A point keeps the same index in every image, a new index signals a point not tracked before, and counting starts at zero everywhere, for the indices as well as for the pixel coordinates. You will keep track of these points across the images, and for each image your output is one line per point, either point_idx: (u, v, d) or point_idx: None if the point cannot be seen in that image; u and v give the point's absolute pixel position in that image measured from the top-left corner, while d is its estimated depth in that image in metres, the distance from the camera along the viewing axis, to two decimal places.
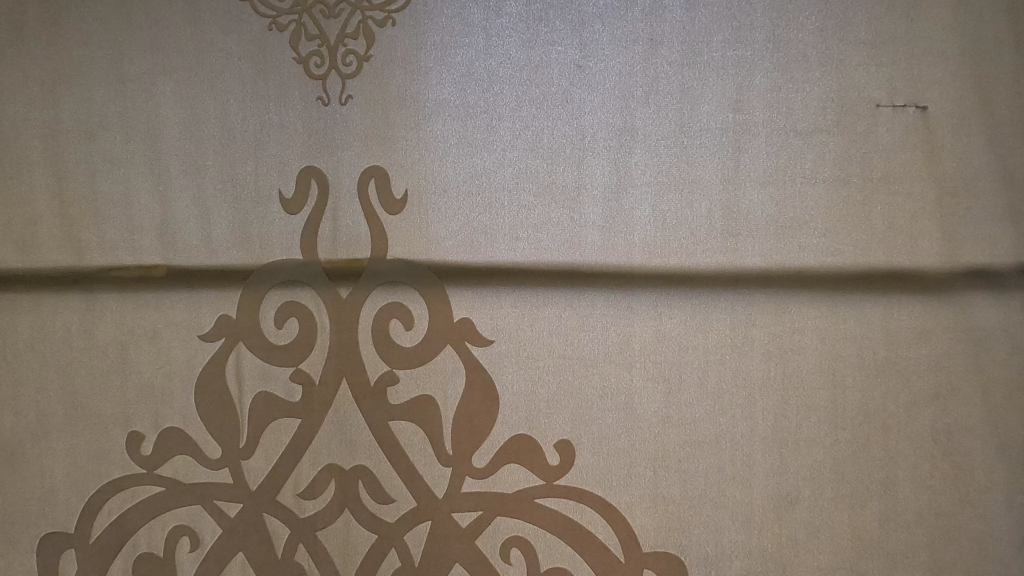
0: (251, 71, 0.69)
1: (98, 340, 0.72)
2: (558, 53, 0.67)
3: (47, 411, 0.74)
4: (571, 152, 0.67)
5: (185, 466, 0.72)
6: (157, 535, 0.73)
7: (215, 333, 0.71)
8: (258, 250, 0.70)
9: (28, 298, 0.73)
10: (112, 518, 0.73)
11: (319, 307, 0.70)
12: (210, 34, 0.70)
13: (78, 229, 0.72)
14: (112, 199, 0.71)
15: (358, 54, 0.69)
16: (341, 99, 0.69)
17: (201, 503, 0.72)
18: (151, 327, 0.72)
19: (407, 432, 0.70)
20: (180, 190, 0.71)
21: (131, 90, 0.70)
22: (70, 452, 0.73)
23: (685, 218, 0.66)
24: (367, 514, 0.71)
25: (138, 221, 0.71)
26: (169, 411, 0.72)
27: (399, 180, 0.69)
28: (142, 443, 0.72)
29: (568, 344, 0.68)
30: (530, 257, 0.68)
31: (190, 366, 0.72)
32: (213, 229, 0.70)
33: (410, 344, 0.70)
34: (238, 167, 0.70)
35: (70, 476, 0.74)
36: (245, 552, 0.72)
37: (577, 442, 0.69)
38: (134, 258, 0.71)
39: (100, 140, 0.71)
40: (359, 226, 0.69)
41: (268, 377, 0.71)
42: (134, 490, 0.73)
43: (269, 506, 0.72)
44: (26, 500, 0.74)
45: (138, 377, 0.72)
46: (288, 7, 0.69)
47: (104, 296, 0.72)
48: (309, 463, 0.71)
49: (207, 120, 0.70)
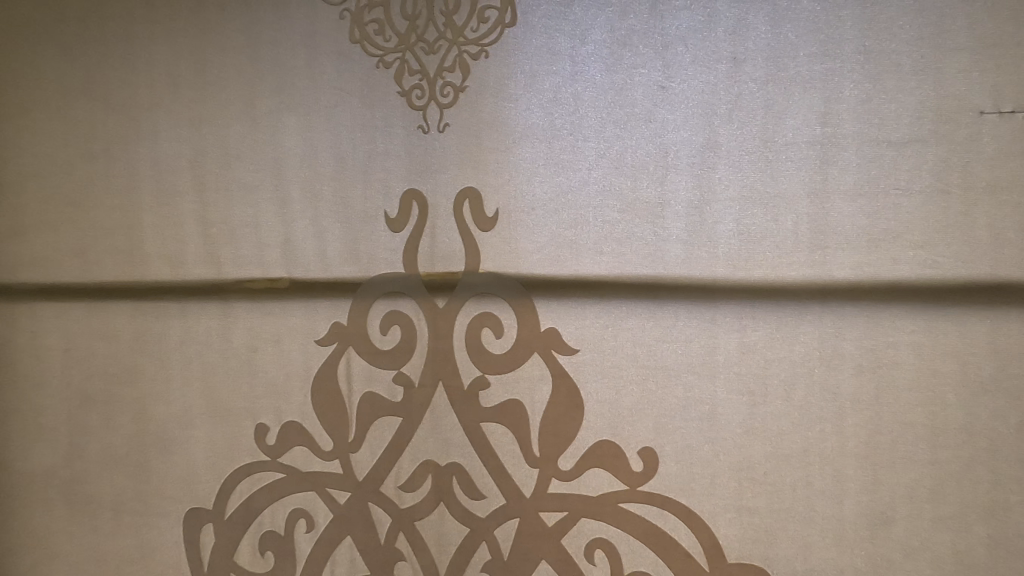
0: (361, 105, 0.77)
1: (232, 342, 0.84)
2: (641, 76, 0.70)
3: (191, 403, 0.86)
4: (654, 170, 0.70)
5: (302, 456, 0.81)
6: (279, 515, 0.83)
7: (328, 338, 0.80)
8: (365, 264, 0.78)
9: (177, 306, 0.85)
10: (241, 499, 0.84)
11: (418, 316, 0.77)
12: (326, 74, 0.78)
13: (218, 247, 0.83)
14: (246, 221, 0.82)
15: (455, 85, 0.75)
16: (440, 127, 0.75)
17: (315, 489, 0.81)
18: (275, 332, 0.82)
19: (497, 433, 0.75)
20: (301, 212, 0.80)
21: (262, 126, 0.81)
22: (209, 439, 0.85)
23: (769, 231, 0.67)
24: (460, 508, 0.77)
25: (267, 239, 0.81)
26: (289, 406, 0.82)
27: (491, 200, 0.74)
28: (267, 434, 0.83)
29: (651, 355, 0.71)
30: (614, 270, 0.71)
31: (307, 367, 0.81)
32: (328, 246, 0.79)
33: (500, 351, 0.75)
34: (349, 191, 0.78)
35: (208, 461, 0.85)
36: (352, 536, 0.80)
37: (660, 450, 0.71)
38: (262, 272, 0.82)
39: (236, 170, 0.82)
40: (454, 242, 0.76)
41: (373, 378, 0.79)
42: (260, 475, 0.83)
43: (374, 496, 0.79)
44: (174, 479, 0.87)
45: (265, 376, 0.82)
46: (393, 46, 0.76)
47: (237, 305, 0.83)
48: (408, 458, 0.78)
49: (323, 149, 0.79)
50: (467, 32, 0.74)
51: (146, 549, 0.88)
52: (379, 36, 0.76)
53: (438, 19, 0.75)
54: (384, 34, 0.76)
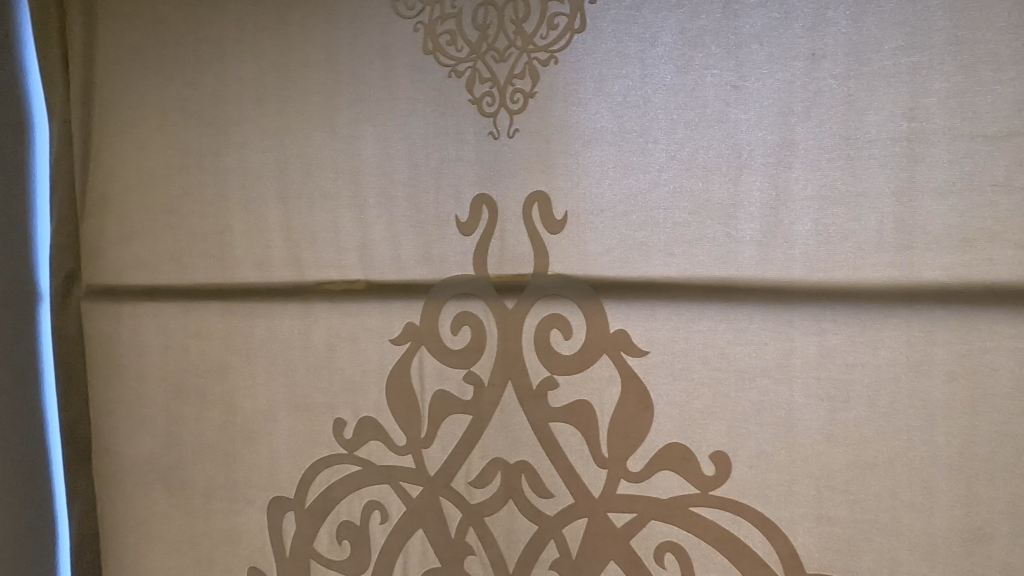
0: (434, 114, 0.80)
1: (312, 341, 0.88)
2: (713, 76, 0.69)
3: (275, 398, 0.90)
4: (726, 170, 0.69)
5: (377, 450, 0.85)
6: (355, 506, 0.87)
7: (402, 338, 0.83)
8: (438, 267, 0.81)
9: (262, 306, 0.90)
10: (320, 489, 0.89)
11: (488, 317, 0.79)
12: (401, 84, 0.82)
13: (300, 251, 0.88)
14: (326, 226, 0.86)
15: (525, 91, 0.76)
16: (510, 133, 0.77)
17: (389, 482, 0.85)
18: (352, 331, 0.86)
19: (566, 433, 0.76)
20: (376, 217, 0.84)
21: (341, 136, 0.85)
22: (291, 432, 0.90)
23: (850, 231, 0.65)
24: (529, 506, 0.78)
25: (345, 243, 0.85)
26: (365, 402, 0.86)
27: (560, 203, 0.76)
28: (345, 428, 0.87)
29: (724, 358, 0.70)
30: (685, 272, 0.71)
31: (383, 365, 0.85)
32: (402, 249, 0.83)
33: (569, 352, 0.76)
34: (423, 196, 0.81)
35: (290, 452, 0.90)
36: (424, 529, 0.83)
37: (734, 455, 0.70)
38: (340, 275, 0.86)
39: (317, 177, 0.86)
40: (524, 245, 0.77)
41: (444, 377, 0.82)
42: (338, 467, 0.87)
43: (445, 491, 0.82)
44: (259, 469, 0.92)
45: (342, 373, 0.87)
46: (465, 55, 0.78)
47: (317, 306, 0.87)
48: (478, 455, 0.80)
49: (398, 157, 0.82)
50: (537, 40, 0.76)
51: (234, 533, 0.94)
52: (451, 46, 0.79)
53: (509, 27, 0.76)
54: (456, 44, 0.79)
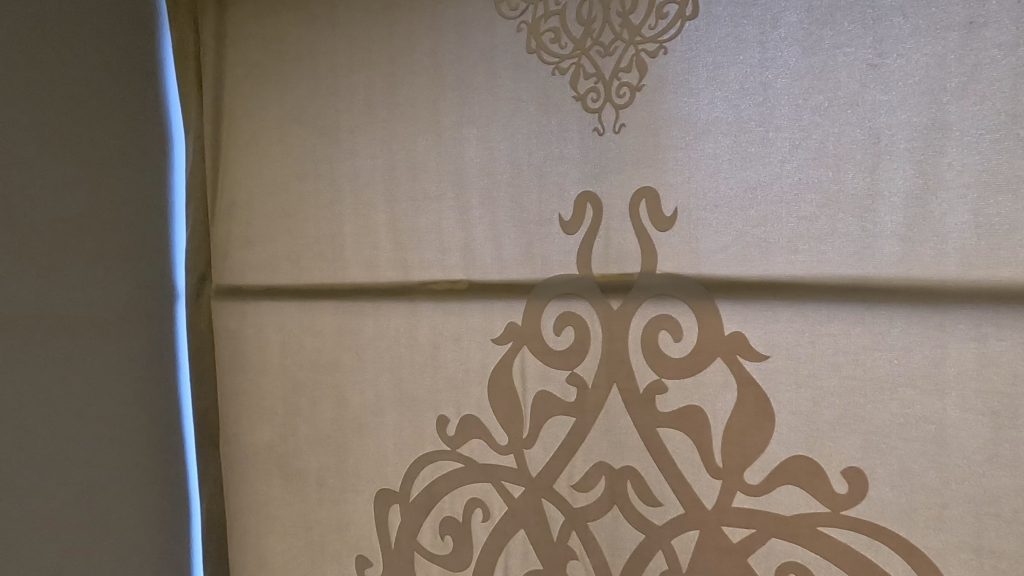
0: (537, 112, 0.80)
1: (417, 340, 0.90)
2: (847, 55, 0.63)
3: (382, 393, 0.94)
4: (862, 158, 0.63)
5: (479, 448, 0.86)
6: (457, 503, 0.88)
7: (504, 337, 0.83)
8: (540, 266, 0.80)
9: (370, 305, 0.94)
10: (424, 484, 0.91)
11: (592, 318, 0.77)
12: (504, 85, 0.82)
13: (406, 252, 0.90)
14: (430, 227, 0.88)
15: (632, 85, 0.74)
16: (615, 128, 0.75)
17: (491, 481, 0.85)
18: (455, 330, 0.87)
19: (675, 440, 0.73)
20: (479, 217, 0.84)
21: (445, 139, 0.86)
22: (397, 427, 0.93)
23: (1019, 222, 0.57)
24: (636, 514, 0.76)
25: (449, 244, 0.87)
26: (468, 401, 0.87)
27: (669, 199, 0.72)
28: (448, 425, 0.88)
29: (859, 365, 0.64)
30: (812, 270, 0.65)
31: (485, 364, 0.85)
32: (505, 249, 0.83)
33: (679, 355, 0.72)
34: (526, 196, 0.81)
35: (396, 446, 0.93)
36: (526, 530, 0.83)
37: (871, 472, 0.63)
38: (444, 275, 0.87)
39: (422, 180, 0.88)
40: (630, 243, 0.75)
41: (547, 378, 0.81)
42: (441, 463, 0.89)
43: (547, 493, 0.81)
44: (366, 461, 0.96)
45: (446, 371, 0.88)
46: (568, 52, 0.77)
47: (422, 305, 0.89)
48: (582, 458, 0.79)
49: (501, 157, 0.83)
50: (644, 31, 0.73)
51: (344, 521, 0.99)
52: (555, 44, 0.78)
53: (614, 20, 0.74)
54: (560, 41, 0.77)
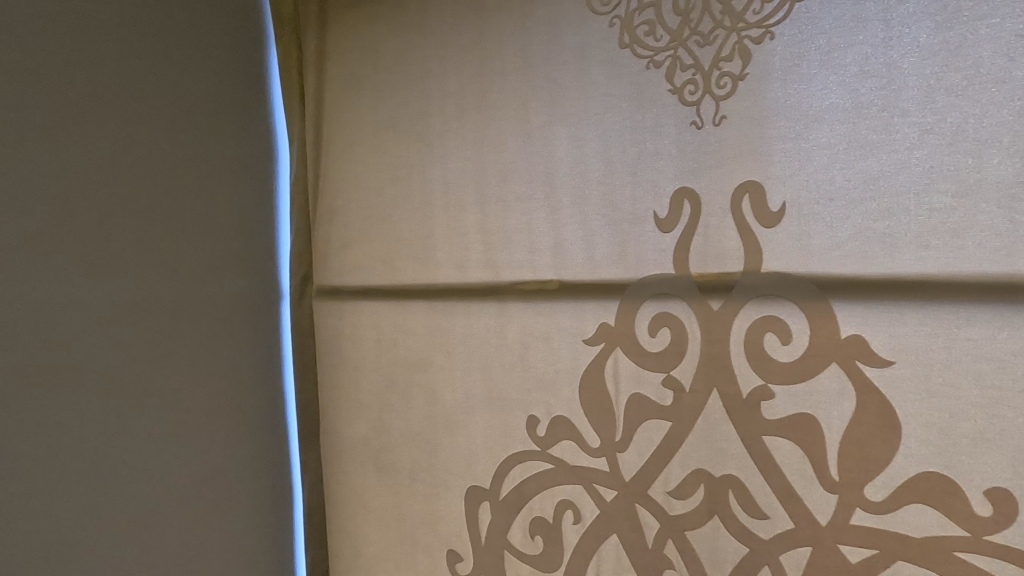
0: (631, 108, 0.78)
1: (506, 339, 0.91)
2: (990, 28, 0.58)
3: (471, 392, 0.95)
4: (1009, 141, 0.57)
5: (570, 449, 0.85)
6: (548, 503, 0.88)
7: (596, 338, 0.82)
8: (634, 265, 0.78)
9: (460, 305, 0.95)
10: (514, 483, 0.91)
11: (690, 318, 0.74)
12: (596, 81, 0.80)
13: (495, 253, 0.91)
14: (520, 228, 0.88)
15: (734, 74, 0.70)
16: (715, 120, 0.72)
17: (582, 483, 0.84)
18: (545, 330, 0.87)
19: (783, 449, 0.69)
20: (570, 217, 0.84)
21: (535, 139, 0.86)
22: (486, 425, 0.94)
23: None
24: (739, 526, 0.72)
25: (539, 244, 0.87)
26: (559, 401, 0.86)
27: (776, 193, 0.68)
28: (538, 425, 0.88)
29: (1006, 375, 0.58)
30: (946, 267, 0.60)
31: (575, 365, 0.84)
32: (596, 248, 0.82)
33: (788, 359, 0.68)
34: (618, 193, 0.79)
35: (486, 445, 0.94)
36: (619, 535, 0.81)
37: (1019, 494, 0.57)
38: (534, 274, 0.87)
39: (512, 181, 0.89)
40: (731, 240, 0.71)
41: (641, 380, 0.79)
42: (531, 462, 0.89)
43: (642, 499, 0.79)
44: (457, 458, 0.98)
45: (535, 371, 0.88)
46: (664, 44, 0.75)
47: (511, 305, 0.90)
48: (679, 465, 0.76)
49: (592, 155, 0.81)
50: (748, 16, 0.69)
51: (435, 515, 1.01)
52: (650, 37, 0.76)
53: (714, 7, 0.71)
54: (655, 34, 0.75)
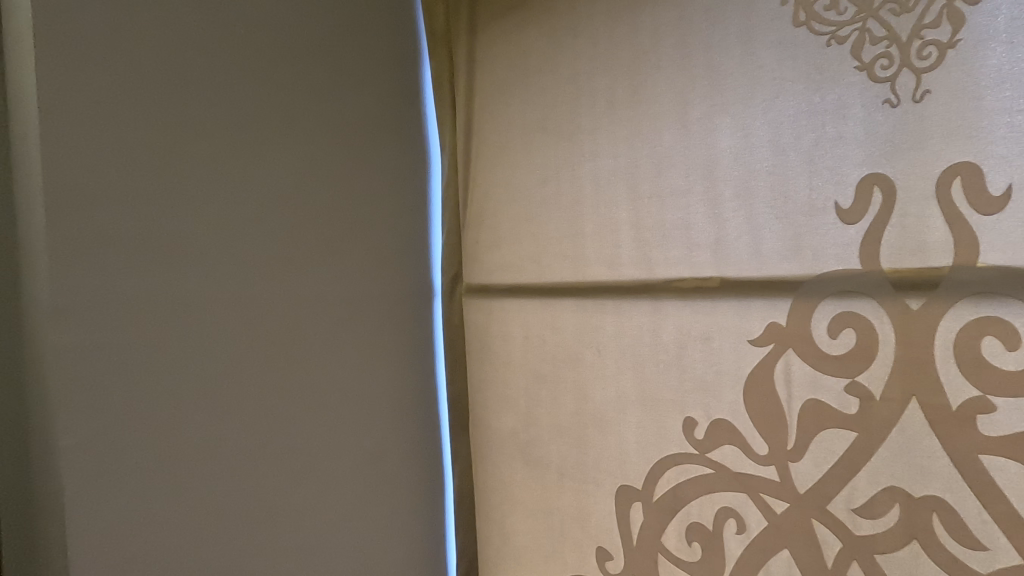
0: (807, 90, 0.72)
1: (661, 338, 0.88)
2: None
3: (623, 390, 0.95)
4: None
5: (733, 455, 0.81)
6: (707, 510, 0.84)
7: (763, 338, 0.77)
8: (810, 261, 0.72)
9: (611, 303, 0.95)
10: (669, 486, 0.89)
11: (882, 319, 0.67)
12: (765, 65, 0.75)
13: (650, 250, 0.89)
14: (676, 224, 0.86)
15: (940, 42, 0.62)
16: (916, 96, 0.64)
17: (747, 491, 0.79)
18: (705, 330, 0.83)
19: (1007, 471, 0.60)
20: (733, 211, 0.79)
21: (693, 131, 0.83)
22: (639, 425, 0.93)
23: None
24: (945, 554, 0.64)
25: (697, 240, 0.83)
26: (719, 404, 0.82)
27: (998, 176, 0.60)
28: (696, 427, 0.85)
29: None
30: None
31: (739, 367, 0.80)
32: (764, 243, 0.77)
33: (1013, 368, 0.59)
34: (791, 184, 0.74)
35: (639, 444, 0.93)
36: (791, 551, 0.76)
37: None
38: (692, 272, 0.84)
39: (667, 176, 0.87)
40: (936, 232, 0.63)
41: (819, 386, 0.72)
42: (688, 466, 0.86)
43: (820, 514, 0.73)
44: (607, 456, 0.98)
45: (693, 372, 0.85)
46: (850, 17, 0.68)
47: (666, 303, 0.87)
48: (866, 480, 0.69)
49: (760, 144, 0.76)
50: None
51: (585, 511, 1.02)
52: (831, 11, 0.70)
53: None
54: (838, 7, 0.69)
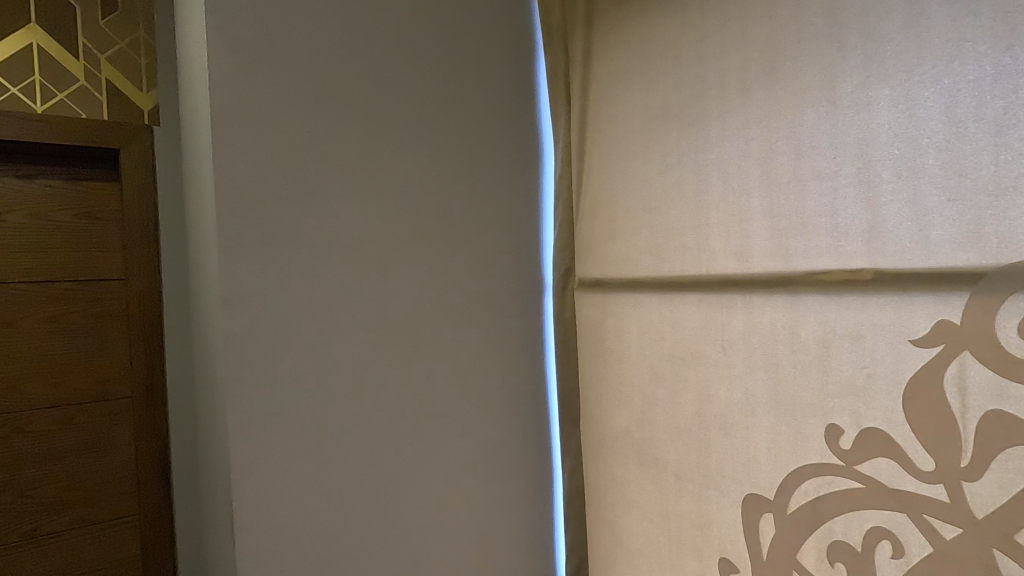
0: (994, 49, 0.62)
1: (800, 336, 0.81)
2: None
3: (753, 392, 0.88)
4: None
5: (889, 469, 0.71)
6: (854, 529, 0.75)
7: (931, 339, 0.67)
8: (995, 250, 0.62)
9: (741, 298, 0.88)
10: (808, 498, 0.81)
11: None
12: (938, 25, 0.66)
13: (787, 240, 0.82)
14: (819, 211, 0.78)
15: None
16: None
17: (907, 512, 0.70)
18: (855, 327, 0.74)
19: None
20: (892, 194, 0.71)
21: (842, 107, 0.75)
22: (771, 430, 0.85)
23: None
24: None
25: (845, 227, 0.75)
26: (872, 412, 0.73)
27: None
28: (842, 437, 0.76)
29: None
30: None
31: (898, 370, 0.71)
32: (932, 230, 0.67)
33: None
34: (969, 161, 0.64)
35: (771, 451, 0.85)
36: None
37: None
38: (839, 263, 0.76)
39: (809, 159, 0.79)
40: None
41: (1005, 396, 0.62)
42: (832, 479, 0.78)
43: (1004, 546, 0.62)
44: (734, 462, 0.91)
45: (839, 375, 0.76)
46: None
47: (807, 297, 0.80)
48: None
49: (930, 116, 0.67)
50: None
51: (706, 519, 0.96)
52: None
53: None
54: None
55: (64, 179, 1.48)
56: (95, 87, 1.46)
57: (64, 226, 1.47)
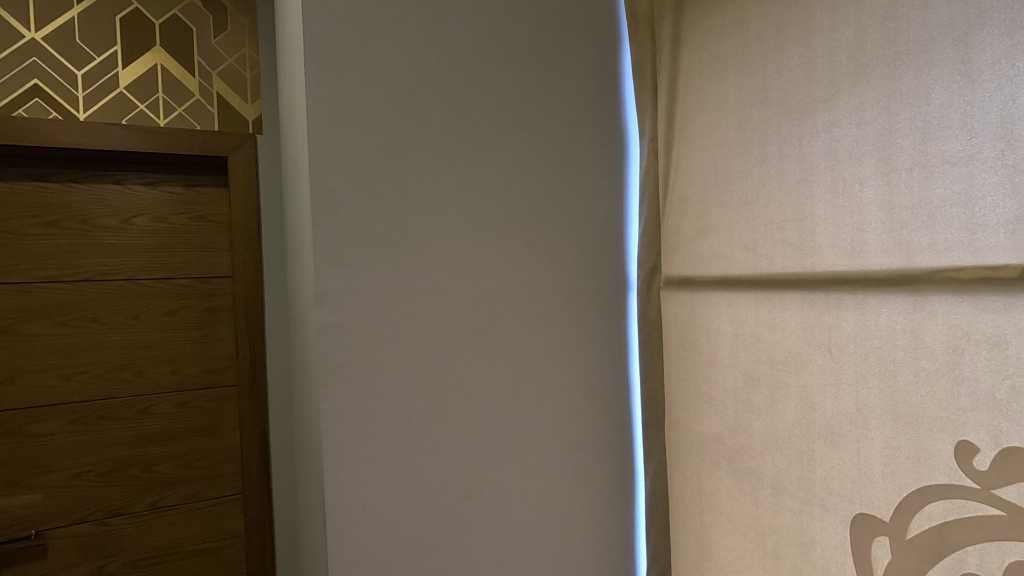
0: None
1: (925, 341, 0.72)
2: None
3: (866, 401, 0.79)
4: None
5: None
6: (991, 561, 0.66)
7: None
8: None
9: (853, 297, 0.80)
10: (933, 523, 0.72)
11: None
12: None
13: (909, 233, 0.73)
14: (950, 200, 0.69)
15: None
16: None
17: None
18: (995, 332, 0.65)
19: None
20: None
21: (981, 82, 0.66)
22: (888, 444, 0.77)
23: None
24: None
25: (984, 219, 0.66)
26: (1016, 429, 0.63)
27: None
28: (977, 456, 0.67)
29: None
30: None
31: None
32: None
33: None
34: None
35: (887, 469, 0.77)
36: None
37: None
38: (974, 258, 0.67)
39: (938, 142, 0.70)
40: None
41: None
42: (965, 502, 0.69)
43: None
44: (842, 478, 0.83)
45: (974, 387, 0.67)
46: None
47: (935, 298, 0.71)
48: None
49: None
50: None
51: (808, 537, 0.89)
52: None
53: None
54: None
55: (180, 185, 1.62)
56: (206, 100, 1.59)
57: (181, 228, 1.62)
